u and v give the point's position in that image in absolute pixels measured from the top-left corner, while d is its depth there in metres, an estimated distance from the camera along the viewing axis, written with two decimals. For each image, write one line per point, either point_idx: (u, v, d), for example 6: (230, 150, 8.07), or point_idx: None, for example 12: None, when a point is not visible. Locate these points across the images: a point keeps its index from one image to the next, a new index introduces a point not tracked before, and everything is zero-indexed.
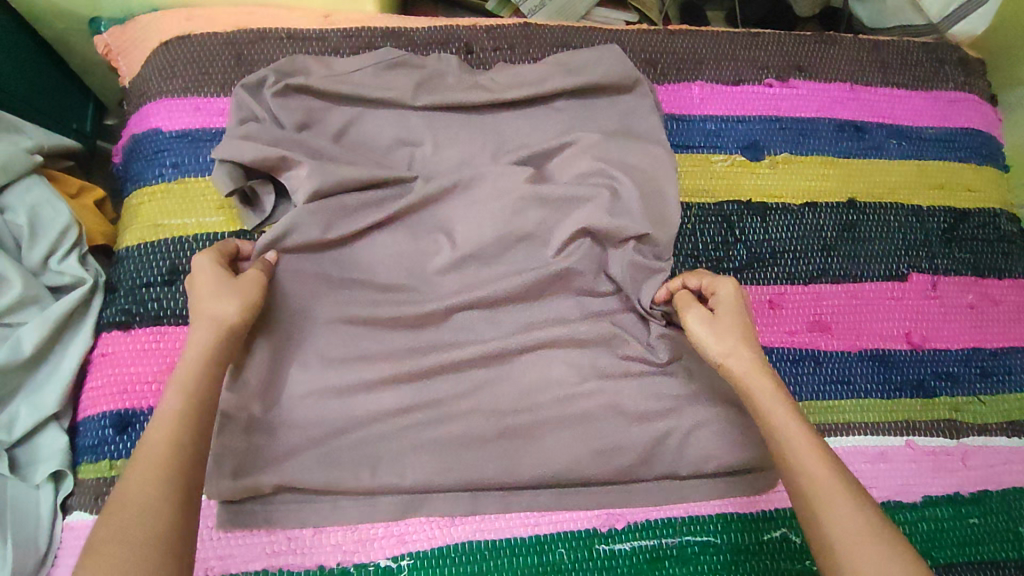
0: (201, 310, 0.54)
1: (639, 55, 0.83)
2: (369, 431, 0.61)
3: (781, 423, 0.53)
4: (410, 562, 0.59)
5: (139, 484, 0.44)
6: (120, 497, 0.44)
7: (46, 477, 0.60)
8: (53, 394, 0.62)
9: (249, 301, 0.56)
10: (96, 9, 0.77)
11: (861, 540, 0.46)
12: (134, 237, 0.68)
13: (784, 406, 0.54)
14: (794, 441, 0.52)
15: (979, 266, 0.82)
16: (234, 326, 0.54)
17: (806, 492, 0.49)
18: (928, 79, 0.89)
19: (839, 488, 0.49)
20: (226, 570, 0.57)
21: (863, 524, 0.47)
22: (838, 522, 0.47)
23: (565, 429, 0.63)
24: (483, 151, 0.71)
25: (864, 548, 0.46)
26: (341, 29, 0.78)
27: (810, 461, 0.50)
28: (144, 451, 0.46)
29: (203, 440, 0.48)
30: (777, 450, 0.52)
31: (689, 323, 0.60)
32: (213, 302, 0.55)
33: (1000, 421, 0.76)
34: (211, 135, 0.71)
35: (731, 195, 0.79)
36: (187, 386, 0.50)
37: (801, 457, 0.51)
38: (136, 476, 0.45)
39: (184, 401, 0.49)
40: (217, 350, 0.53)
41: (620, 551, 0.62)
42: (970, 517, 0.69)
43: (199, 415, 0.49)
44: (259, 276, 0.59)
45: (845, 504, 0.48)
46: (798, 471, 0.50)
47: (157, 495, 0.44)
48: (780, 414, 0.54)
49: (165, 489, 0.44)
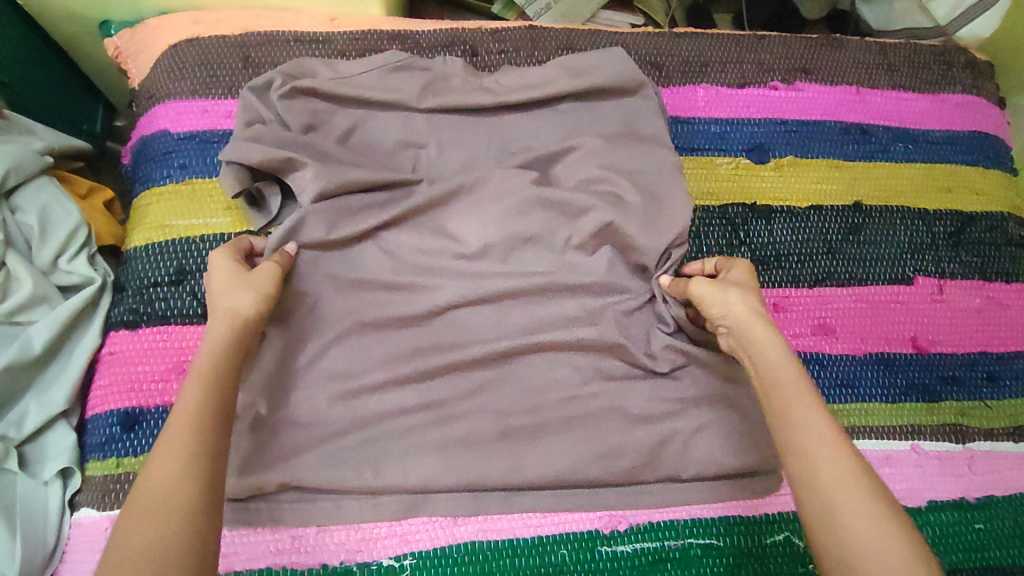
0: (217, 305, 0.55)
1: (644, 57, 0.83)
2: (372, 432, 0.61)
3: (788, 382, 0.53)
4: (414, 561, 0.59)
5: (159, 485, 0.44)
6: (140, 496, 0.43)
7: (55, 474, 0.60)
8: (62, 392, 0.63)
9: (258, 293, 0.57)
10: (106, 12, 0.78)
11: (852, 499, 0.46)
12: (143, 238, 0.69)
13: (792, 370, 0.54)
14: (795, 401, 0.52)
15: (987, 270, 0.81)
16: (247, 321, 0.55)
17: (803, 449, 0.49)
18: (935, 82, 0.89)
19: (834, 449, 0.49)
20: (229, 568, 0.57)
21: (854, 482, 0.47)
22: (830, 479, 0.47)
23: (567, 430, 0.63)
24: (487, 152, 0.71)
25: (847, 501, 0.46)
26: (348, 32, 0.78)
27: (813, 424, 0.50)
28: (163, 452, 0.45)
29: (224, 439, 0.48)
30: (775, 402, 0.53)
31: (698, 288, 0.61)
32: (227, 297, 0.55)
33: (1005, 426, 0.75)
34: (219, 137, 0.72)
35: (737, 198, 0.79)
36: (202, 386, 0.49)
37: (802, 418, 0.51)
38: (161, 459, 0.45)
39: (205, 387, 0.49)
40: (233, 347, 0.53)
41: (623, 552, 0.62)
42: (976, 523, 0.69)
43: (220, 401, 0.49)
44: (273, 267, 0.59)
45: (840, 465, 0.48)
46: (794, 422, 0.51)
47: (177, 496, 0.44)
48: (786, 376, 0.53)
49: (187, 490, 0.44)
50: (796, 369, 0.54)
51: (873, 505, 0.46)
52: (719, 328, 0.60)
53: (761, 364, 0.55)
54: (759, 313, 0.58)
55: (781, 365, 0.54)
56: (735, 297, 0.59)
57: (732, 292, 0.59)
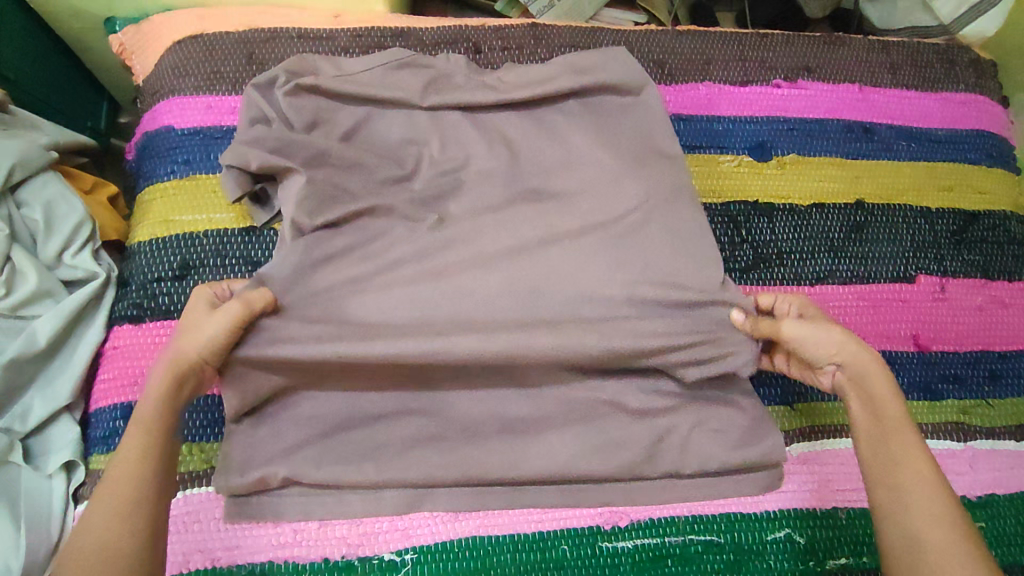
0: (166, 352, 0.56)
1: (646, 55, 0.83)
2: (373, 426, 0.61)
3: (886, 431, 0.56)
4: (415, 555, 0.60)
5: (95, 539, 0.45)
6: (77, 557, 0.45)
7: (59, 467, 0.61)
8: (66, 386, 0.64)
9: (213, 341, 0.55)
10: (111, 9, 0.78)
11: (942, 541, 0.50)
12: (147, 233, 0.69)
13: (895, 413, 0.56)
14: (893, 448, 0.55)
15: (989, 269, 0.81)
16: (189, 365, 0.55)
17: (899, 486, 0.53)
18: (938, 80, 0.89)
19: (931, 493, 0.52)
20: (232, 561, 0.58)
21: (948, 528, 0.50)
22: (921, 521, 0.51)
23: (568, 426, 0.62)
24: (491, 144, 0.70)
25: (936, 543, 0.50)
26: (353, 29, 0.79)
27: (925, 512, 0.51)
28: (102, 506, 0.47)
29: (165, 488, 0.50)
30: (875, 441, 0.56)
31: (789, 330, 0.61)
32: (178, 346, 0.55)
33: (1007, 425, 0.75)
34: (223, 133, 0.72)
35: (740, 196, 0.79)
36: (144, 433, 0.51)
37: (899, 466, 0.54)
38: (99, 513, 0.47)
39: (145, 434, 0.51)
40: (175, 392, 0.54)
41: (622, 548, 0.63)
42: (976, 521, 0.69)
43: (163, 449, 0.51)
44: (235, 310, 0.56)
45: (937, 509, 0.51)
46: (895, 462, 0.54)
47: (115, 550, 0.45)
48: (890, 439, 0.55)
49: (125, 547, 0.46)
50: (904, 415, 0.56)
51: (960, 552, 0.49)
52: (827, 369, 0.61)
53: (866, 403, 0.58)
54: (860, 352, 0.60)
55: (887, 408, 0.57)
56: (835, 334, 0.60)
57: (829, 327, 0.61)
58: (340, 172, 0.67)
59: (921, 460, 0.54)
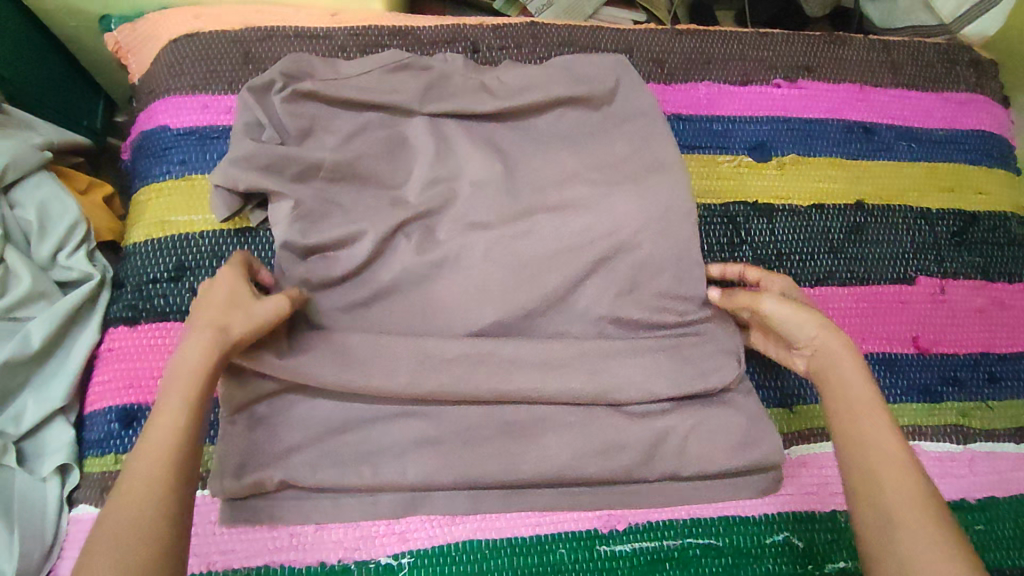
0: (209, 316, 0.52)
1: (646, 55, 0.83)
2: (370, 428, 0.61)
3: (859, 414, 0.55)
4: (411, 560, 0.60)
5: (127, 519, 0.44)
6: (107, 536, 0.43)
7: (54, 470, 0.60)
8: (61, 388, 0.63)
9: (256, 324, 0.54)
10: (107, 6, 0.78)
11: (916, 521, 0.49)
12: (142, 234, 0.69)
13: (867, 395, 0.56)
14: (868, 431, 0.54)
15: (989, 270, 0.81)
16: (234, 341, 0.53)
17: (873, 468, 0.52)
18: (939, 80, 0.88)
19: (904, 474, 0.51)
20: (228, 565, 0.58)
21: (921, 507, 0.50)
22: (895, 501, 0.50)
23: (566, 429, 0.62)
24: (488, 146, 0.70)
25: (913, 521, 0.49)
26: (350, 28, 0.78)
27: (897, 493, 0.50)
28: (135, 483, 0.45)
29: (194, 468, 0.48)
30: (847, 424, 0.55)
31: (770, 308, 0.61)
32: (223, 317, 0.53)
33: (1006, 427, 0.75)
34: (219, 133, 0.72)
35: (739, 197, 0.79)
36: (181, 408, 0.48)
37: (872, 450, 0.53)
38: (129, 493, 0.45)
39: (182, 409, 0.48)
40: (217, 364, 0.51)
41: (620, 552, 0.62)
42: (976, 524, 0.68)
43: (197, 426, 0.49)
44: (281, 301, 0.56)
45: (911, 491, 0.50)
46: (869, 445, 0.53)
47: (147, 531, 0.44)
48: (864, 421, 0.55)
49: (159, 528, 0.44)
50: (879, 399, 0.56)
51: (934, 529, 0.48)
52: (801, 351, 0.61)
53: (837, 389, 0.57)
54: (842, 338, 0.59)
55: (861, 391, 0.56)
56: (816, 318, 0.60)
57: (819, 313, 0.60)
58: (337, 172, 0.66)
59: (893, 442, 0.53)
